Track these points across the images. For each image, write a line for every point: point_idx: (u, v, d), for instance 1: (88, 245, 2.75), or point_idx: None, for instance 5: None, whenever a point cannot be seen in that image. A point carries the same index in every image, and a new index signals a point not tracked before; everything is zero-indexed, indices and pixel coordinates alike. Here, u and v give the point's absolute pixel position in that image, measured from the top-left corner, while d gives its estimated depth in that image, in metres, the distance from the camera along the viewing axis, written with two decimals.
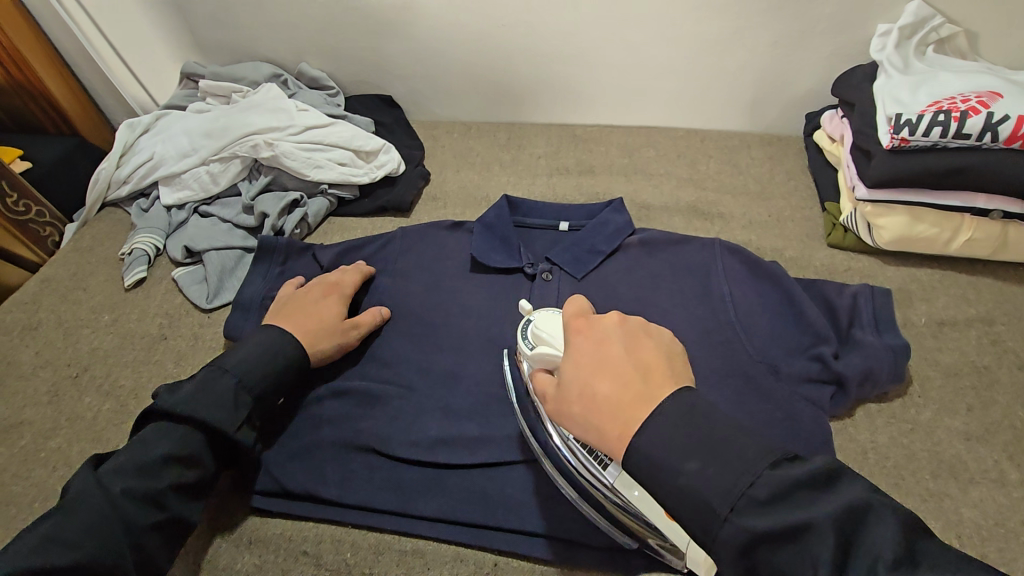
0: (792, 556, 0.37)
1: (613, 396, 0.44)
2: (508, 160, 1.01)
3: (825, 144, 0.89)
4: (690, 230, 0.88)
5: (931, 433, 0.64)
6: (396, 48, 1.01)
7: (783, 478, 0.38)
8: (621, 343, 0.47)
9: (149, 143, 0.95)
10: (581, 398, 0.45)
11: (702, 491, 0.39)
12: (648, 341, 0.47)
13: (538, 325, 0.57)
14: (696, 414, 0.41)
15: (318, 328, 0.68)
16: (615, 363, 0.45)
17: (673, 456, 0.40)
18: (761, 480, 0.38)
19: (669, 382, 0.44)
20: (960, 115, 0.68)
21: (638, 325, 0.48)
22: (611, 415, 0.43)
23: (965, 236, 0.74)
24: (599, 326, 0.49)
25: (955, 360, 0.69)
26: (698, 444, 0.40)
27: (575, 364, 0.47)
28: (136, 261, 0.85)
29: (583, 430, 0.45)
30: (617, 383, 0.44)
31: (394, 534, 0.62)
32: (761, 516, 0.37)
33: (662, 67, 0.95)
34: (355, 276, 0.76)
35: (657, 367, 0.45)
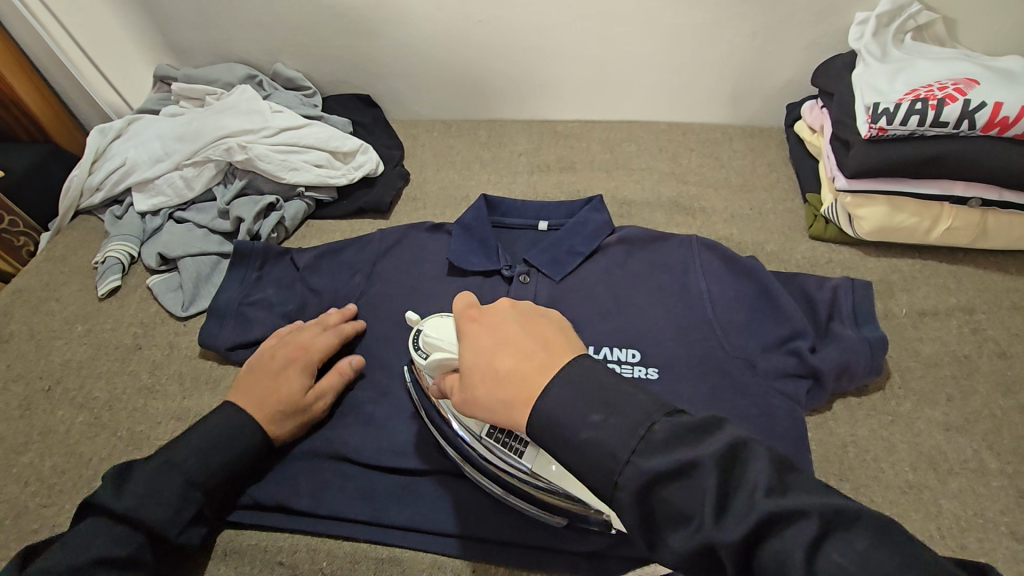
0: (687, 496, 0.36)
1: (516, 367, 0.44)
2: (488, 158, 1.00)
3: (806, 135, 0.89)
4: (672, 225, 0.87)
5: (911, 425, 0.64)
6: (373, 47, 0.99)
7: (673, 423, 0.38)
8: (517, 322, 0.47)
9: (121, 148, 0.93)
10: (484, 378, 0.45)
11: (601, 440, 0.38)
12: (542, 320, 0.48)
13: (427, 333, 0.56)
14: (590, 370, 0.42)
15: (274, 407, 0.63)
16: (516, 339, 0.45)
17: (575, 408, 0.40)
18: (654, 426, 0.38)
19: (568, 349, 0.45)
20: (937, 104, 0.68)
21: (530, 307, 0.49)
22: (518, 384, 0.43)
23: (944, 225, 0.74)
24: (495, 312, 0.49)
25: (935, 351, 0.69)
26: (598, 394, 0.40)
27: (472, 348, 0.47)
28: (109, 270, 0.83)
29: (493, 409, 0.44)
30: (519, 356, 0.44)
31: (368, 543, 0.61)
32: (659, 457, 0.37)
33: (642, 60, 0.94)
34: (331, 334, 0.70)
35: (554, 339, 0.46)
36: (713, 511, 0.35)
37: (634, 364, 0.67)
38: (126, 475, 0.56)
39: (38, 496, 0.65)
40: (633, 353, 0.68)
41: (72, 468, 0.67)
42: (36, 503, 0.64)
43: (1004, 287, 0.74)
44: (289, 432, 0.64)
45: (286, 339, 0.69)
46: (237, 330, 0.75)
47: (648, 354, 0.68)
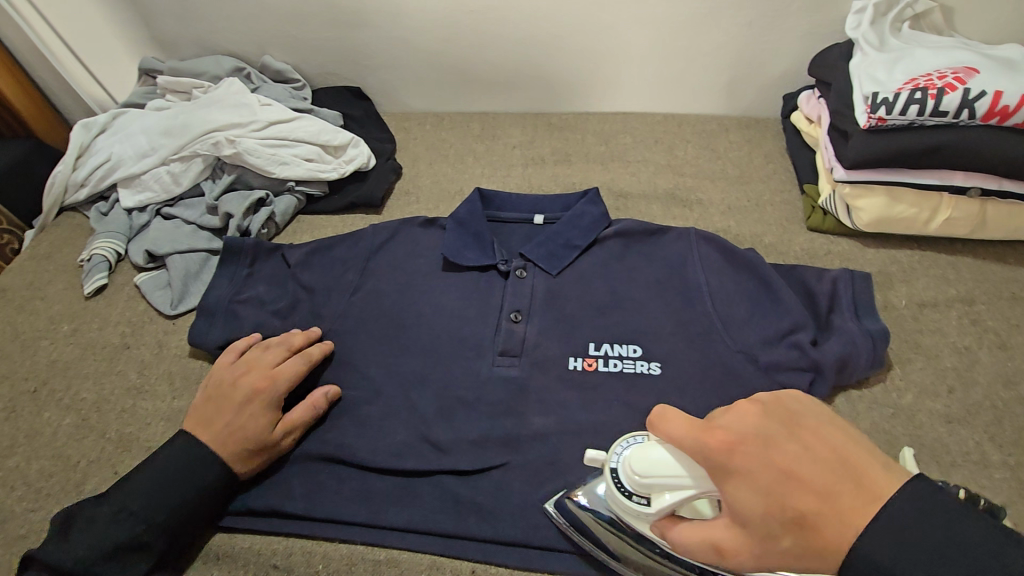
0: None
1: (817, 508, 0.39)
2: (481, 151, 0.98)
3: (803, 125, 0.88)
4: (669, 218, 0.86)
5: (912, 417, 0.63)
6: (364, 38, 0.98)
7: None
8: (783, 443, 0.41)
9: (106, 143, 0.91)
10: (788, 525, 0.39)
11: None
12: (801, 432, 0.42)
13: (639, 473, 0.47)
14: (931, 505, 0.38)
15: (245, 447, 0.61)
16: (797, 470, 0.40)
17: (920, 565, 0.36)
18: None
19: (866, 467, 0.40)
20: (937, 93, 0.67)
21: (779, 413, 0.43)
22: (824, 529, 0.38)
23: (944, 215, 0.73)
24: (745, 431, 0.42)
25: (935, 342, 0.68)
26: (960, 565, 0.36)
27: (753, 490, 0.40)
28: (95, 268, 0.81)
29: (790, 554, 0.40)
30: (817, 493, 0.39)
31: (366, 545, 0.60)
32: None
33: (636, 51, 0.93)
34: (299, 359, 0.67)
35: (843, 454, 0.40)
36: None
37: (634, 360, 0.66)
38: (73, 528, 0.54)
39: (24, 501, 0.63)
40: (633, 348, 0.67)
41: (60, 471, 0.65)
42: (22, 508, 0.63)
43: (1002, 277, 0.73)
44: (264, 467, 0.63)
45: (248, 367, 0.65)
46: (227, 328, 0.73)
47: (648, 349, 0.67)
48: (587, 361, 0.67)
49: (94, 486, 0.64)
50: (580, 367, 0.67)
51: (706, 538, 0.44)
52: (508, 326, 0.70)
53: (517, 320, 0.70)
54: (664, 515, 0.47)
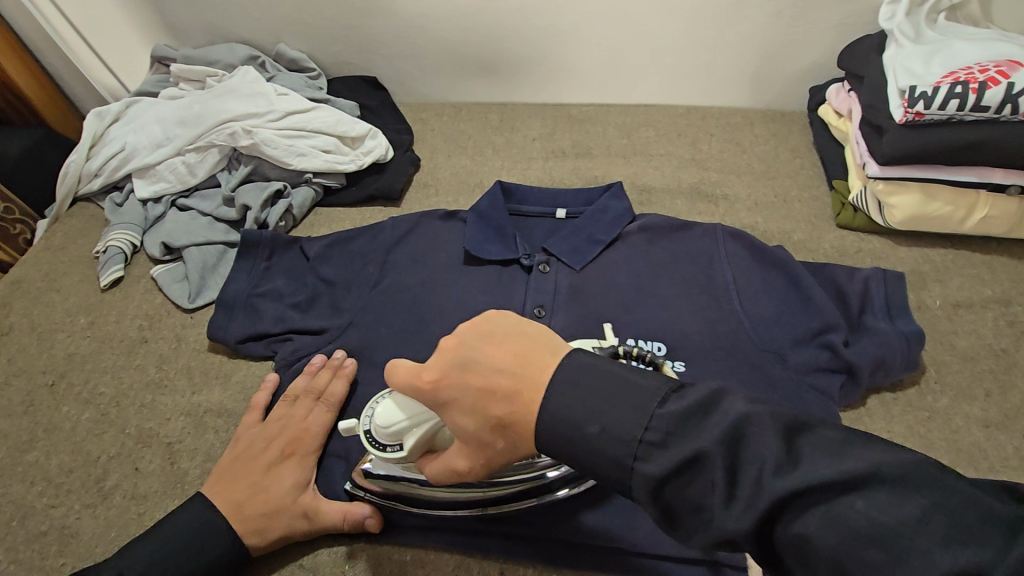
0: (697, 489, 0.34)
1: (510, 410, 0.40)
2: (500, 143, 0.97)
3: (831, 119, 0.86)
4: (693, 214, 0.84)
5: (949, 421, 0.62)
6: (380, 26, 0.96)
7: (668, 413, 0.36)
8: (474, 362, 0.41)
9: (119, 133, 0.89)
10: (496, 433, 0.41)
11: (610, 450, 0.36)
12: (495, 341, 0.42)
13: (382, 425, 0.49)
14: (592, 368, 0.39)
15: (263, 515, 0.57)
16: (487, 385, 0.40)
17: (580, 419, 0.37)
18: (651, 420, 0.36)
19: (541, 356, 0.41)
20: (979, 87, 0.65)
21: (472, 329, 0.43)
22: (519, 426, 0.40)
23: (980, 213, 0.71)
24: (444, 367, 0.42)
25: (971, 344, 0.67)
26: (600, 405, 0.37)
27: (460, 412, 0.42)
28: (111, 260, 0.80)
29: (510, 453, 0.42)
30: (506, 398, 0.40)
31: (389, 544, 0.59)
32: (660, 459, 0.35)
33: (661, 42, 0.90)
34: (325, 416, 0.64)
35: (527, 351, 0.41)
36: (722, 497, 0.33)
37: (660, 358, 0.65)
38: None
39: (45, 497, 0.63)
40: (658, 346, 0.66)
41: (80, 467, 0.65)
42: (42, 504, 0.62)
43: None
44: (278, 542, 0.57)
45: (273, 423, 0.63)
46: (247, 322, 0.72)
47: (673, 347, 0.65)
48: None
49: (115, 483, 0.63)
50: None
51: (448, 463, 0.45)
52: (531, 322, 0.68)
53: (540, 316, 0.69)
54: (417, 454, 0.50)
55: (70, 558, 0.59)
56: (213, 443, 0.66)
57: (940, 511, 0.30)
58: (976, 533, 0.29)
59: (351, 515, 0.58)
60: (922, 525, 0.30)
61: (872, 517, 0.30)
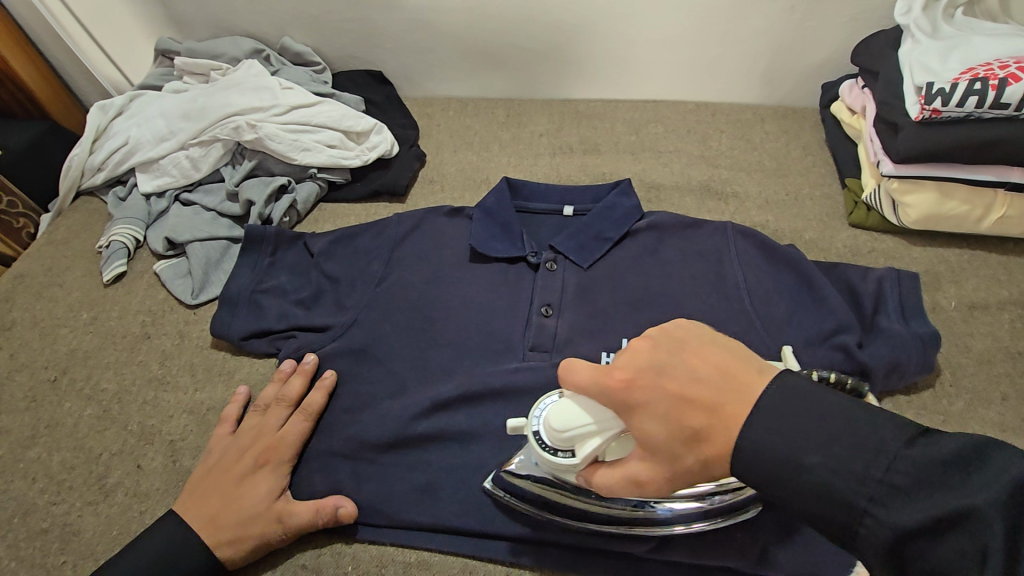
0: (947, 549, 0.33)
1: (711, 422, 0.39)
2: (507, 139, 0.95)
3: (844, 116, 0.84)
4: (703, 211, 0.83)
5: (964, 425, 0.61)
6: (386, 20, 0.94)
7: (918, 460, 0.34)
8: (673, 369, 0.40)
9: (123, 126, 0.88)
10: (690, 446, 0.39)
11: (834, 485, 0.36)
12: (695, 354, 0.41)
13: (557, 428, 0.47)
14: (797, 391, 0.39)
15: (235, 526, 0.56)
16: (686, 393, 0.39)
17: (776, 438, 0.37)
18: (896, 464, 0.35)
19: (745, 373, 0.40)
20: (998, 84, 0.63)
21: (667, 338, 0.42)
22: (716, 441, 0.39)
23: (997, 213, 0.70)
24: (640, 368, 0.41)
25: (987, 347, 0.65)
26: (812, 429, 0.37)
27: (653, 419, 0.40)
28: (114, 255, 0.80)
29: (698, 472, 0.40)
30: (707, 410, 0.39)
31: (394, 546, 0.59)
32: (907, 508, 0.34)
33: (671, 36, 0.89)
34: (298, 423, 0.63)
35: (728, 366, 0.40)
36: (996, 571, 0.31)
37: None
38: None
39: (47, 494, 0.62)
40: None
41: (82, 464, 0.64)
42: (44, 500, 0.62)
43: None
44: (251, 552, 0.57)
45: (246, 432, 0.63)
46: (250, 319, 0.71)
47: None
48: None
49: (117, 480, 0.63)
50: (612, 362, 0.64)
51: (623, 475, 0.43)
52: (538, 321, 0.67)
53: (547, 315, 0.68)
54: (588, 462, 0.47)
55: (72, 556, 0.58)
56: None
57: None
58: None
59: (324, 514, 0.57)
60: None
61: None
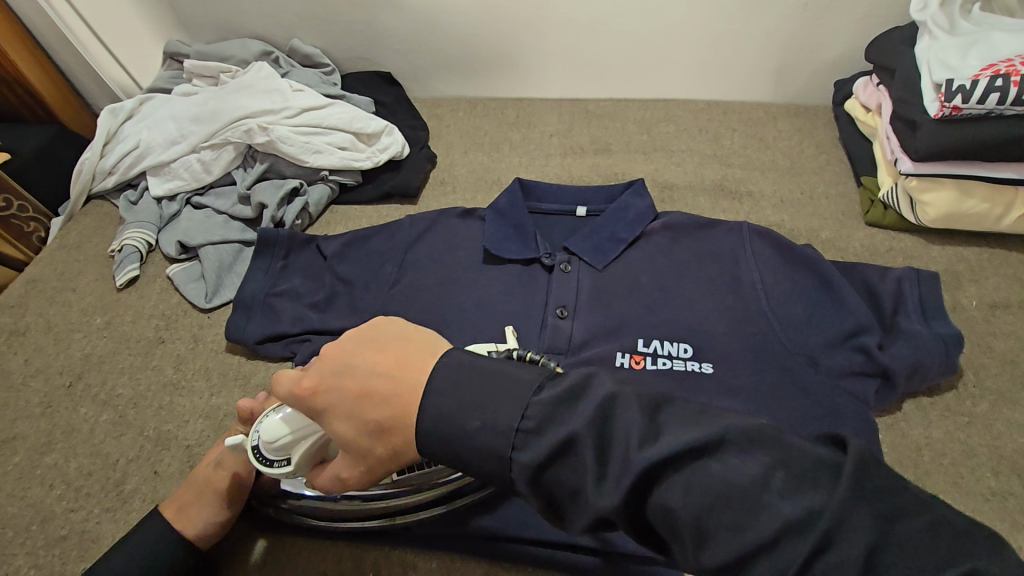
0: (570, 472, 0.34)
1: (390, 412, 0.38)
2: (518, 140, 0.95)
3: (859, 114, 0.84)
4: (717, 211, 0.82)
5: (989, 427, 0.60)
6: (395, 21, 0.94)
7: (543, 400, 0.35)
8: (352, 367, 0.40)
9: (133, 130, 0.88)
10: (377, 437, 0.39)
11: (490, 444, 0.35)
12: (375, 346, 0.41)
13: (270, 441, 0.48)
14: (466, 364, 0.38)
15: (183, 493, 0.56)
16: (363, 390, 0.39)
17: (457, 414, 0.36)
18: (529, 409, 0.35)
19: (418, 357, 0.40)
20: (1020, 80, 0.62)
21: (359, 332, 0.42)
22: (398, 432, 0.39)
23: (1019, 211, 0.69)
24: (322, 373, 0.40)
25: (1011, 347, 0.64)
26: (476, 396, 0.36)
27: (340, 418, 0.40)
28: (127, 259, 0.79)
29: (393, 460, 0.40)
30: (382, 402, 0.39)
31: (416, 553, 0.57)
32: (535, 444, 0.34)
33: (682, 35, 0.88)
34: None
35: (405, 354, 0.40)
36: (592, 477, 0.33)
37: (685, 360, 0.63)
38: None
39: (64, 500, 0.62)
40: (684, 348, 0.64)
41: (99, 470, 0.64)
42: (62, 506, 0.62)
43: None
44: (196, 518, 0.55)
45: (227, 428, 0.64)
46: (265, 322, 0.71)
47: (700, 349, 0.64)
48: (635, 358, 0.63)
49: (134, 486, 0.63)
50: (628, 364, 0.63)
51: (334, 473, 0.43)
52: (554, 323, 0.67)
53: (563, 316, 0.67)
54: (308, 466, 0.48)
55: (91, 562, 0.58)
56: None
57: (793, 468, 0.31)
58: (816, 477, 0.30)
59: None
60: (790, 487, 0.30)
61: (719, 480, 0.31)
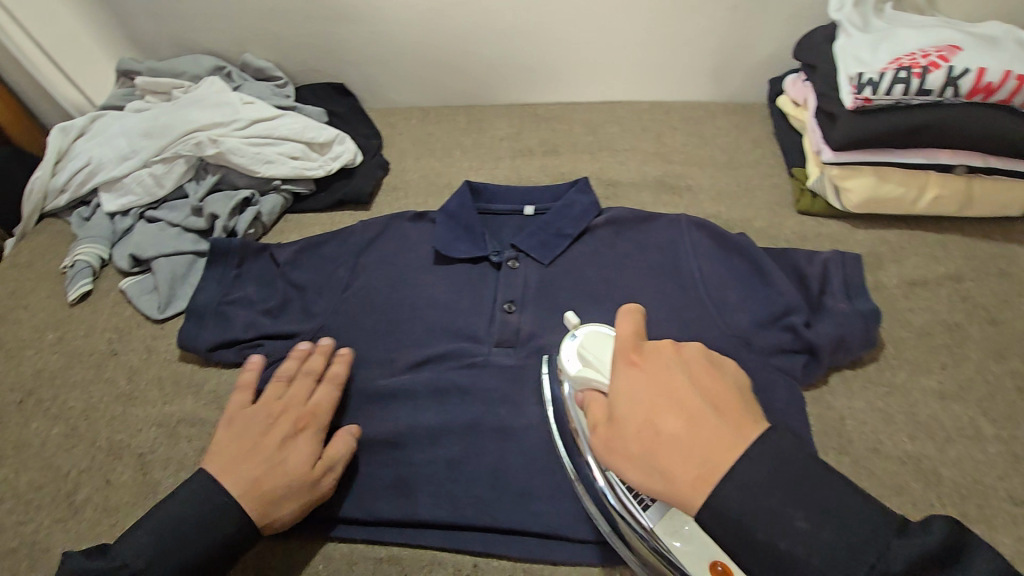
0: None
1: (684, 435, 0.38)
2: (468, 144, 0.98)
3: (789, 109, 0.88)
4: (658, 206, 0.86)
5: (907, 395, 0.63)
6: (346, 33, 0.96)
7: (907, 550, 0.33)
8: (680, 375, 0.41)
9: (85, 147, 0.89)
10: (648, 441, 0.39)
11: (811, 558, 0.34)
12: (713, 377, 0.41)
13: (588, 347, 0.55)
14: (793, 462, 0.36)
15: (281, 491, 0.55)
16: (680, 397, 0.39)
17: (781, 511, 0.35)
18: (890, 554, 0.33)
19: (740, 415, 0.39)
20: (921, 71, 0.67)
21: (701, 352, 0.43)
22: (676, 457, 0.37)
23: (931, 193, 0.74)
24: (659, 358, 0.42)
25: (928, 321, 0.69)
26: (804, 497, 0.35)
27: (637, 398, 0.41)
28: (79, 274, 0.80)
29: (641, 470, 0.39)
30: (688, 421, 0.38)
31: (363, 544, 0.60)
32: None
33: (621, 39, 0.92)
34: (328, 390, 0.64)
35: (730, 407, 0.39)
36: None
37: None
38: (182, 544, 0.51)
39: (15, 514, 0.62)
40: None
41: (49, 482, 0.64)
42: (13, 520, 0.62)
43: (990, 253, 0.74)
44: (293, 514, 0.55)
45: (265, 404, 0.61)
46: (217, 330, 0.72)
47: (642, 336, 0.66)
48: None
49: (86, 496, 0.63)
50: None
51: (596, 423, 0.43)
52: (502, 317, 0.69)
53: (510, 311, 0.69)
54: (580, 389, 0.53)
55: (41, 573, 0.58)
56: (186, 452, 0.66)
57: None
58: None
59: (351, 442, 0.61)
60: None
61: None
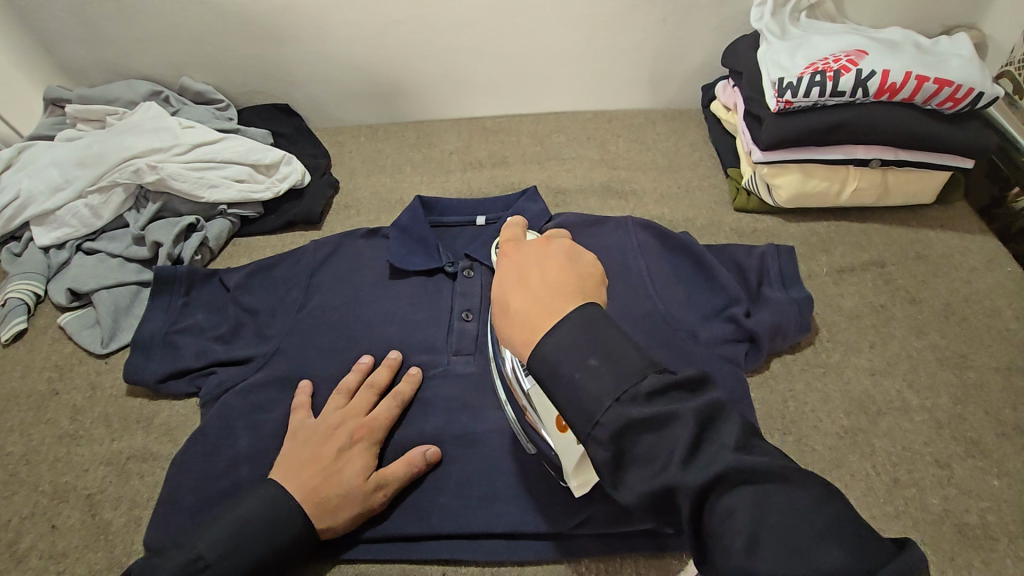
0: (655, 442, 0.35)
1: (524, 306, 0.42)
2: (419, 159, 0.99)
3: (721, 113, 0.93)
4: (606, 210, 0.89)
5: (841, 374, 0.68)
6: (287, 54, 0.96)
7: (658, 379, 0.37)
8: (535, 260, 0.45)
9: (13, 179, 0.84)
10: (500, 315, 0.44)
11: (590, 384, 0.37)
12: (567, 263, 0.44)
13: None
14: (602, 327, 0.39)
15: (337, 499, 0.56)
16: (530, 278, 0.44)
17: (576, 354, 0.38)
18: (645, 379, 0.37)
19: (578, 292, 0.42)
20: (834, 75, 0.73)
21: (566, 247, 0.46)
22: (516, 323, 0.42)
23: (852, 186, 0.79)
24: (525, 249, 0.47)
25: (856, 304, 0.74)
26: (599, 342, 0.38)
27: (498, 282, 0.45)
28: (12, 313, 0.76)
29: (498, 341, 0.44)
30: (532, 295, 0.42)
31: (329, 564, 0.60)
32: (642, 405, 0.36)
33: (562, 52, 0.95)
34: (390, 403, 0.64)
35: (571, 286, 0.42)
36: (679, 461, 0.35)
37: None
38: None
39: None
40: None
41: None
42: None
43: (907, 238, 0.80)
44: (347, 523, 0.57)
45: (332, 412, 0.62)
46: (166, 360, 0.70)
47: None
48: None
49: (30, 544, 0.60)
50: None
51: None
52: (459, 326, 0.70)
53: (468, 319, 0.70)
54: None
55: None
56: (139, 488, 0.64)
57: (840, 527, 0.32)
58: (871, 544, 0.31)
59: (415, 466, 0.59)
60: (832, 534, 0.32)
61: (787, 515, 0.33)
